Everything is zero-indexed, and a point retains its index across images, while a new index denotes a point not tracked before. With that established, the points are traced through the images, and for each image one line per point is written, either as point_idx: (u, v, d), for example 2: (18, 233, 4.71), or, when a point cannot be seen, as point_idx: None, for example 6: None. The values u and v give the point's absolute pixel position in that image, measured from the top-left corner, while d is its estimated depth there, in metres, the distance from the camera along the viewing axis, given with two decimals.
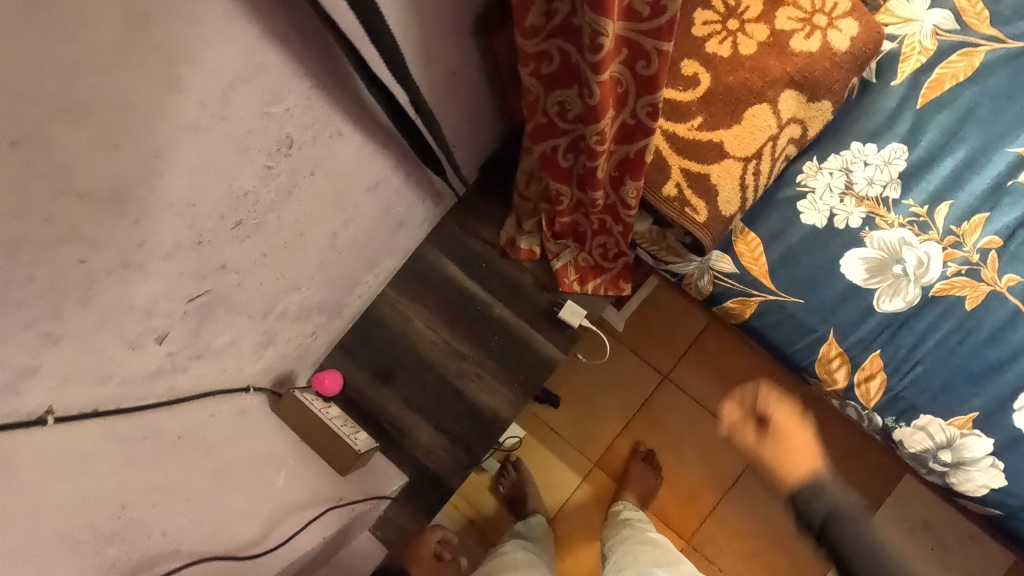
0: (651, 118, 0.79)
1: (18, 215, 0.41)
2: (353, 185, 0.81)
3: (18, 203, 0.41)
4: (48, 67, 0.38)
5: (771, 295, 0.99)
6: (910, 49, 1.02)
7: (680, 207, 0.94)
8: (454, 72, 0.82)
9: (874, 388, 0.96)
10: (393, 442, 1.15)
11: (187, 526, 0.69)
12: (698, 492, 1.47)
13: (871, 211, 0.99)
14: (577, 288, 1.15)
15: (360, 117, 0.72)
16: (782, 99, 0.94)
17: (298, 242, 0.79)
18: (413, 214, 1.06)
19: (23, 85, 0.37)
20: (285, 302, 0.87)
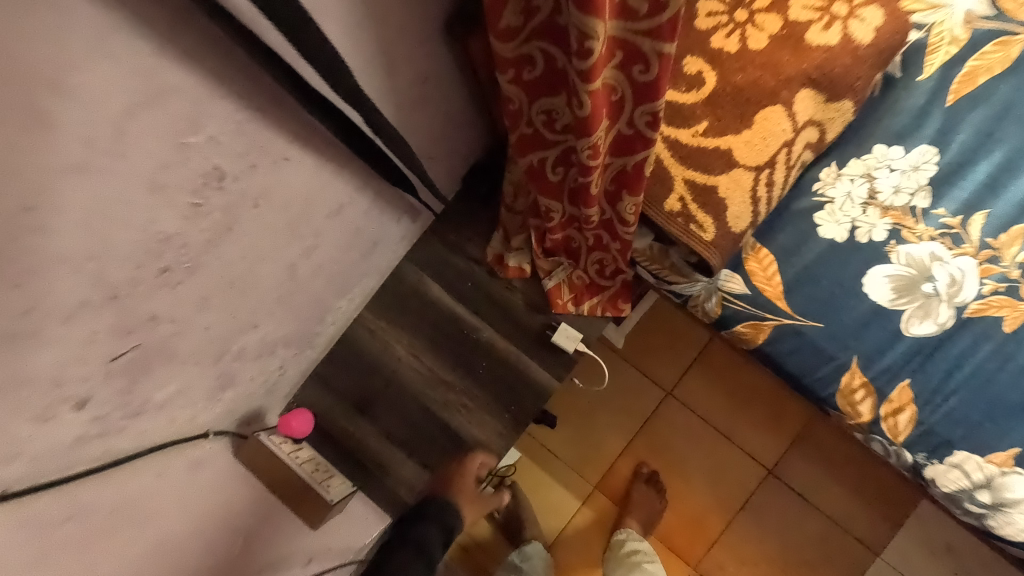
0: (651, 127, 0.69)
1: None
2: (309, 213, 0.71)
3: None
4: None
5: (787, 319, 0.89)
6: (939, 40, 0.91)
7: (685, 223, 0.84)
8: (422, 78, 0.72)
9: (903, 423, 0.86)
10: (374, 480, 1.06)
11: None
12: (705, 515, 1.38)
13: (898, 222, 0.89)
14: (572, 308, 1.05)
15: (309, 137, 0.61)
16: (797, 100, 0.83)
17: (247, 280, 0.69)
18: (388, 233, 0.96)
19: None
20: (240, 342, 0.78)
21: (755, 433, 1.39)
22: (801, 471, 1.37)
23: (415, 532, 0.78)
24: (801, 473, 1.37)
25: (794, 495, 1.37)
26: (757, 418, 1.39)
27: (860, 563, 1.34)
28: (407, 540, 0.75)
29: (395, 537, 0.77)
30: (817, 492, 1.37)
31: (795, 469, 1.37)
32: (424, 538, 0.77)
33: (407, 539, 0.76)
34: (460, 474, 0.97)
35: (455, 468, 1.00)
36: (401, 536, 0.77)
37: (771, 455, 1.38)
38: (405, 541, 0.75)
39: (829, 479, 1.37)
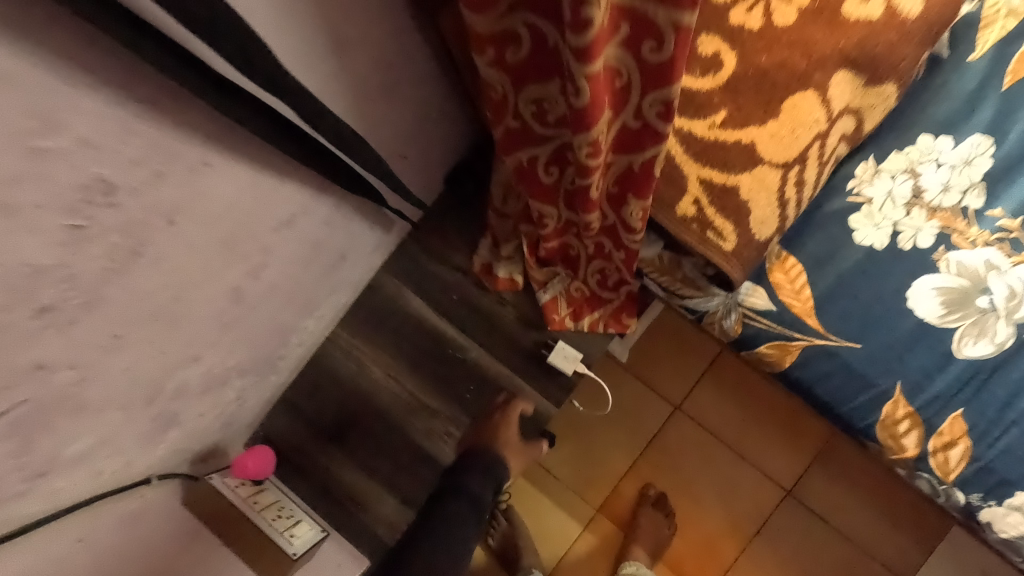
0: (663, 119, 0.57)
1: None
2: (248, 228, 0.58)
3: None
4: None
5: (819, 340, 0.77)
6: (993, 13, 0.78)
7: (701, 231, 0.72)
8: (383, 61, 0.59)
9: (955, 458, 0.74)
10: (351, 519, 0.94)
11: None
12: (718, 541, 1.27)
13: (947, 225, 0.76)
14: (570, 324, 0.93)
15: (231, 137, 0.49)
16: (832, 84, 0.71)
17: (175, 310, 0.57)
18: (359, 243, 0.84)
19: None
20: (178, 378, 0.66)
21: (772, 451, 1.27)
22: (822, 492, 1.26)
23: (468, 486, 0.84)
24: (822, 495, 1.25)
25: (815, 517, 1.25)
26: (773, 434, 1.27)
27: None
28: (463, 493, 0.83)
29: (451, 483, 0.85)
30: (840, 515, 1.25)
31: (816, 489, 1.26)
32: (476, 490, 0.85)
33: (462, 491, 0.84)
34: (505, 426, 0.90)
35: (495, 413, 0.92)
36: (455, 485, 0.84)
37: (790, 474, 1.26)
38: (461, 492, 0.83)
39: (852, 500, 1.25)
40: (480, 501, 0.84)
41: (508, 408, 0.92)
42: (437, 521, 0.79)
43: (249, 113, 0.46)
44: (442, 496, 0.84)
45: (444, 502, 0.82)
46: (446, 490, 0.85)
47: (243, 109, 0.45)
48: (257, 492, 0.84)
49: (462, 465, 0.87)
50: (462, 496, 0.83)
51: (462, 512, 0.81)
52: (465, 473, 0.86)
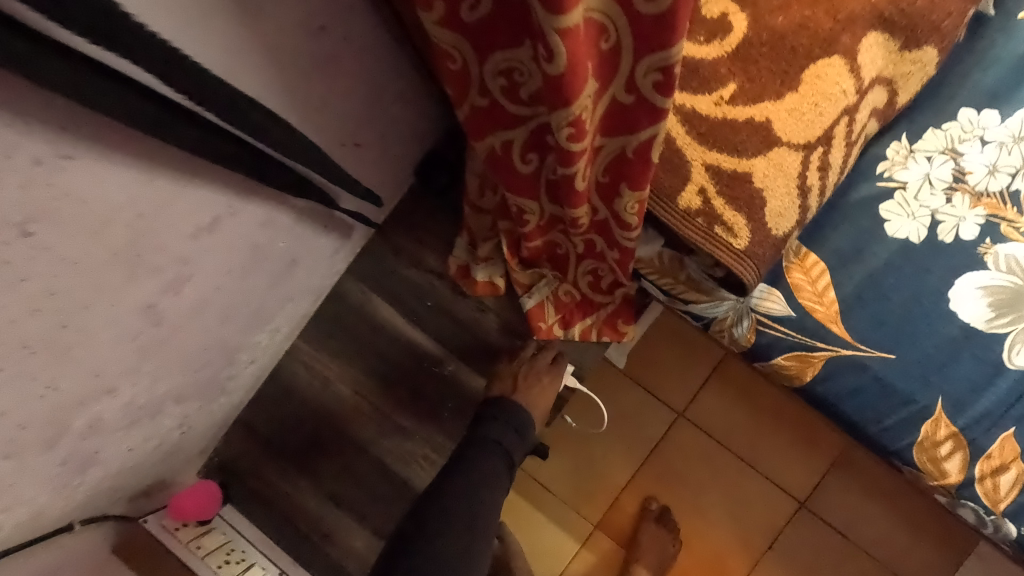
0: (661, 90, 0.45)
1: None
2: (151, 236, 0.47)
3: None
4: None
5: (845, 350, 0.66)
6: None
7: (708, 226, 0.61)
8: (316, 24, 0.48)
9: (1006, 485, 0.63)
10: (317, 554, 0.84)
11: None
12: (725, 557, 1.17)
13: (993, 214, 0.66)
14: (559, 333, 0.82)
15: (96, 126, 0.37)
16: (862, 49, 0.60)
17: (64, 339, 0.46)
18: (314, 246, 0.73)
19: None
20: (89, 414, 0.55)
21: (784, 459, 1.17)
22: (839, 503, 1.15)
23: (503, 439, 0.74)
24: (839, 506, 1.15)
25: (831, 531, 1.15)
26: (785, 441, 1.17)
27: None
28: (498, 446, 0.73)
29: (484, 431, 0.74)
30: (859, 528, 1.15)
31: (832, 500, 1.16)
32: (510, 445, 0.74)
33: (497, 446, 0.73)
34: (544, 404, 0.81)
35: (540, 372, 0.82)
36: (488, 435, 0.73)
37: (803, 484, 1.16)
38: (496, 445, 0.73)
39: (872, 511, 1.15)
40: (512, 458, 0.74)
41: (556, 377, 0.82)
42: (469, 475, 0.69)
43: (122, 95, 0.35)
44: (473, 444, 0.73)
45: (478, 453, 0.71)
46: (476, 438, 0.73)
47: (106, 90, 0.34)
48: (203, 536, 0.75)
49: (496, 412, 0.76)
50: (496, 450, 0.73)
51: (497, 469, 0.71)
52: (499, 423, 0.75)
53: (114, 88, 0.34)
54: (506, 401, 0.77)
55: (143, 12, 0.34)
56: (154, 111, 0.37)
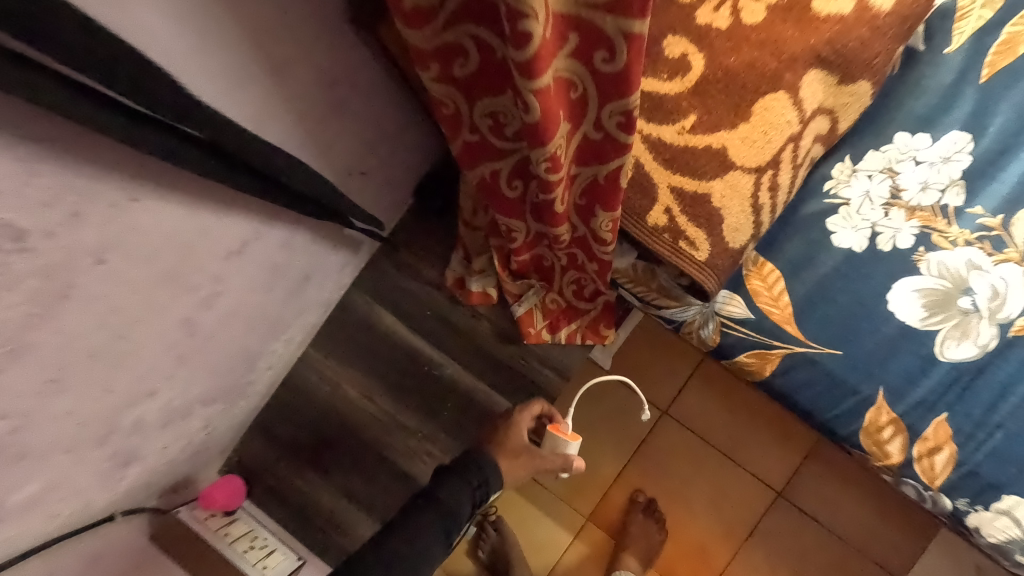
0: (624, 130, 0.54)
1: None
2: (192, 259, 0.55)
3: None
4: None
5: (799, 347, 0.75)
6: (968, 3, 0.76)
7: (672, 240, 0.69)
8: (330, 79, 0.57)
9: (940, 464, 0.72)
10: (329, 542, 0.92)
11: None
12: (709, 545, 1.25)
13: (926, 225, 0.74)
14: (547, 337, 0.90)
15: (154, 174, 0.46)
16: (805, 84, 0.69)
17: (119, 348, 0.54)
18: (323, 265, 0.81)
19: None
20: (135, 414, 0.63)
21: (761, 452, 1.25)
22: (814, 492, 1.24)
23: (452, 506, 0.72)
24: (814, 495, 1.24)
25: (807, 518, 1.24)
26: (763, 435, 1.25)
27: None
28: (445, 510, 0.71)
29: (435, 492, 0.73)
30: (832, 515, 1.23)
31: (808, 489, 1.24)
32: (458, 513, 0.73)
33: (442, 512, 0.71)
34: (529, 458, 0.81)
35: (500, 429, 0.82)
36: (437, 498, 0.72)
37: (780, 475, 1.24)
38: (442, 511, 0.71)
39: (844, 499, 1.23)
40: (453, 532, 0.72)
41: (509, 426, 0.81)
42: (408, 539, 0.68)
43: (187, 154, 0.43)
44: (420, 506, 0.72)
45: (422, 516, 0.70)
46: (426, 496, 0.73)
47: (177, 150, 0.42)
48: (230, 522, 0.83)
49: (456, 474, 0.76)
50: (441, 516, 0.71)
51: (435, 540, 0.69)
52: (454, 484, 0.74)
53: (183, 148, 0.43)
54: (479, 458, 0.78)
55: (194, 84, 0.43)
56: (210, 162, 0.46)
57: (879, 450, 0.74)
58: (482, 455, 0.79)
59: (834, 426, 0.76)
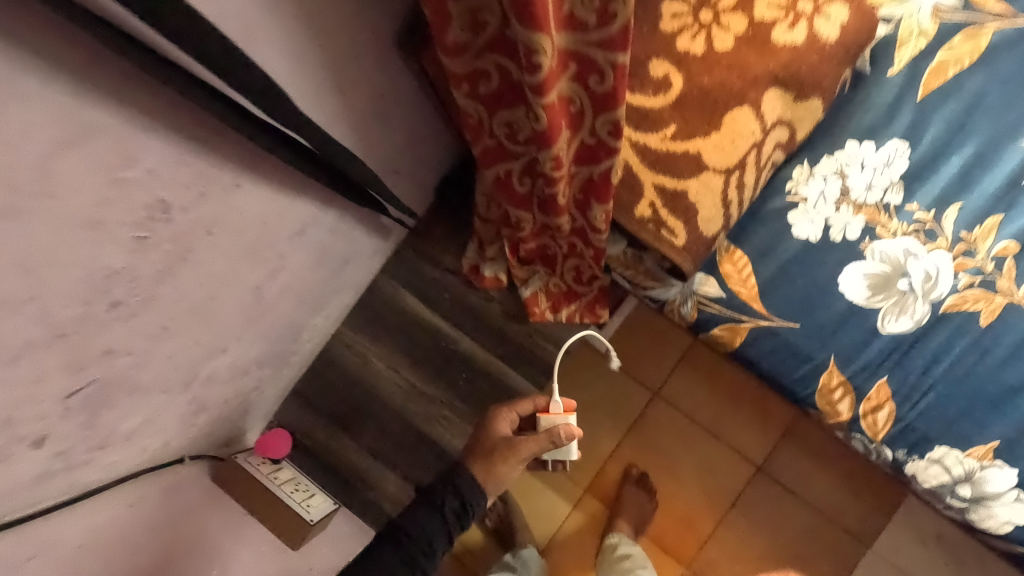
0: (613, 136, 0.68)
1: None
2: (267, 237, 0.69)
3: None
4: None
5: (763, 321, 0.89)
6: (907, 33, 0.90)
7: (655, 229, 0.83)
8: (381, 94, 0.71)
9: (882, 420, 0.86)
10: (357, 495, 1.05)
11: None
12: (696, 515, 1.38)
13: (872, 219, 0.88)
14: (550, 316, 1.03)
15: (254, 167, 0.60)
16: (765, 100, 0.83)
17: (209, 307, 0.68)
18: (359, 249, 0.95)
19: None
20: (209, 367, 0.77)
21: (743, 430, 1.38)
22: (790, 466, 1.37)
23: (421, 541, 0.76)
24: (790, 469, 1.37)
25: (784, 490, 1.36)
26: (744, 415, 1.38)
27: (851, 558, 1.34)
28: (413, 547, 0.75)
29: (406, 525, 0.77)
30: (807, 487, 1.36)
31: (785, 464, 1.37)
32: (428, 549, 0.76)
33: (411, 550, 0.75)
34: (503, 459, 0.80)
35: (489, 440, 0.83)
36: (407, 532, 0.76)
37: (760, 451, 1.37)
38: (410, 547, 0.75)
39: (818, 473, 1.36)
40: (423, 567, 0.75)
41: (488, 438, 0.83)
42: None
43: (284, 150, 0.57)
44: (392, 539, 0.76)
45: (391, 553, 0.75)
46: (400, 527, 0.77)
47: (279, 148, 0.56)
48: (276, 467, 0.96)
49: (431, 502, 0.79)
50: (409, 553, 0.75)
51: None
52: (426, 516, 0.77)
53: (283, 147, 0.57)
54: (458, 478, 0.80)
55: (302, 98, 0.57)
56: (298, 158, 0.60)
57: (830, 407, 0.88)
58: (461, 473, 0.80)
59: (794, 388, 0.90)
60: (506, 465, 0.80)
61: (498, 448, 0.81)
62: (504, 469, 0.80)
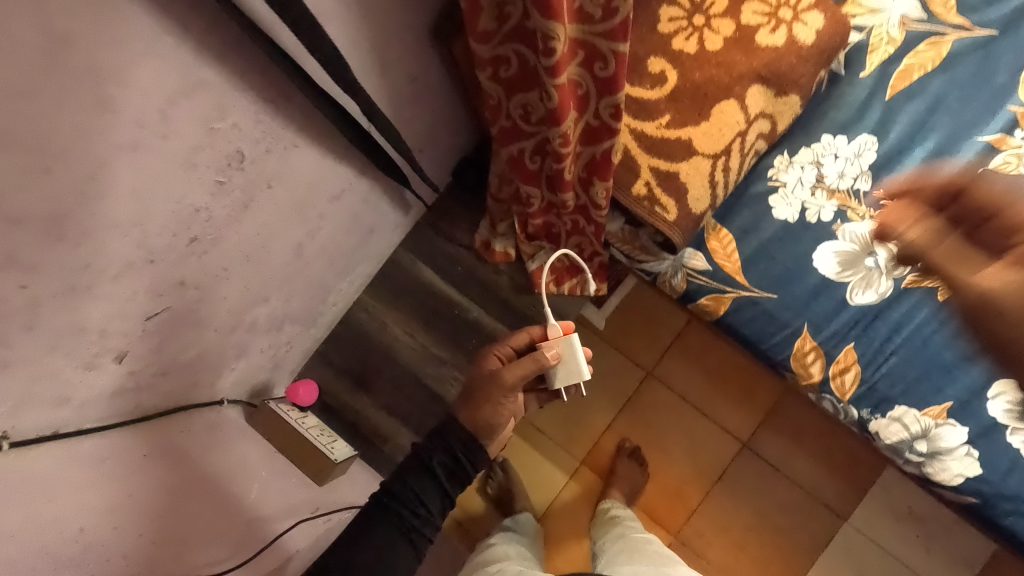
0: (614, 118, 0.79)
1: None
2: (312, 196, 0.80)
3: None
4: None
5: (745, 291, 1.00)
6: (878, 40, 1.02)
7: (650, 206, 0.93)
8: (412, 77, 0.82)
9: (849, 381, 0.97)
10: (373, 448, 1.15)
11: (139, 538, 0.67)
12: (684, 487, 1.47)
13: (843, 204, 0.99)
14: (553, 288, 1.13)
15: (307, 132, 0.71)
16: (748, 95, 0.94)
17: (260, 255, 0.78)
18: (384, 220, 1.06)
19: None
20: (253, 313, 0.87)
21: (730, 409, 1.47)
22: (773, 444, 1.46)
23: (413, 503, 0.71)
24: (773, 446, 1.46)
25: (767, 466, 1.46)
26: (731, 395, 1.48)
27: (828, 529, 1.43)
28: (404, 511, 0.70)
29: (395, 488, 0.71)
30: (788, 463, 1.45)
31: (768, 442, 1.46)
32: (421, 510, 0.71)
33: (402, 514, 0.70)
34: (487, 398, 0.73)
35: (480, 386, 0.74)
36: (396, 496, 0.71)
37: (745, 428, 1.47)
38: (402, 512, 0.70)
39: (799, 450, 1.45)
40: (420, 530, 0.71)
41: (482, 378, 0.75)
42: (368, 543, 0.69)
43: (338, 117, 0.68)
44: (382, 505, 0.71)
45: (381, 519, 0.70)
46: (388, 492, 0.71)
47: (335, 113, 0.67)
48: (303, 415, 1.05)
49: (420, 464, 0.72)
50: (402, 517, 0.70)
51: (397, 544, 0.70)
52: (416, 477, 0.71)
53: (337, 114, 0.68)
54: (448, 434, 0.72)
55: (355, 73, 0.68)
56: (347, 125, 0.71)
57: (801, 369, 1.00)
58: (451, 427, 0.73)
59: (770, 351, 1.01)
60: (492, 408, 0.73)
61: (482, 388, 0.74)
62: (490, 411, 0.73)
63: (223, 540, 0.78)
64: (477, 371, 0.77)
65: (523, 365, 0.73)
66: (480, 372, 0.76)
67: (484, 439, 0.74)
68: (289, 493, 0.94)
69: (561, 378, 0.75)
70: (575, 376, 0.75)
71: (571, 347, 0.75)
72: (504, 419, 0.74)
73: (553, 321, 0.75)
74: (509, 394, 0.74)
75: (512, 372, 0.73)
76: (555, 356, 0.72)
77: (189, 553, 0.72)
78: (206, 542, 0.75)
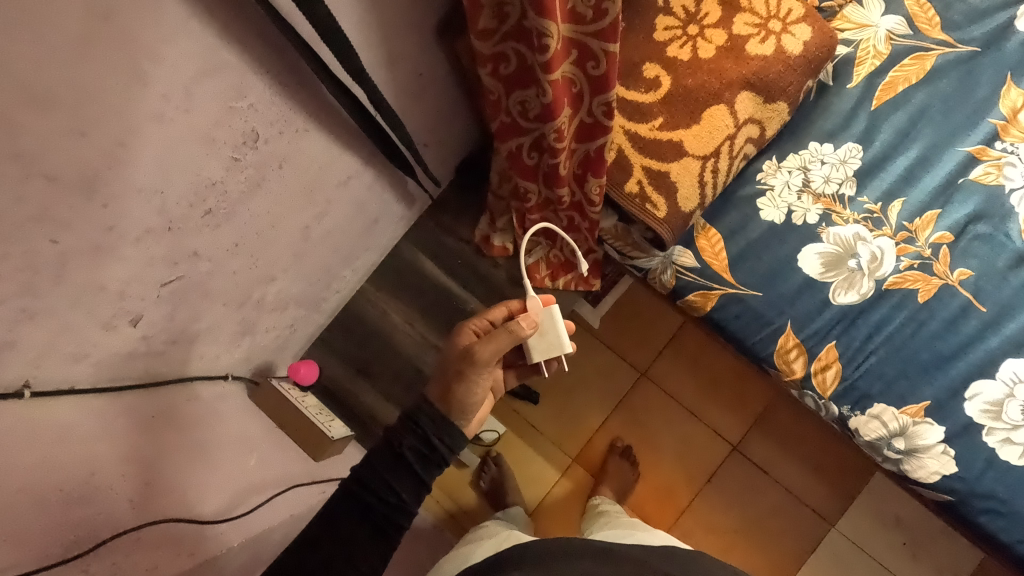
0: (607, 116, 0.83)
1: (19, 199, 0.48)
2: (321, 181, 0.85)
3: (18, 191, 0.48)
4: (6, 57, 0.42)
5: (732, 288, 1.05)
6: (865, 53, 1.06)
7: (641, 204, 0.98)
8: (418, 72, 0.88)
9: (830, 378, 1.01)
10: (370, 432, 1.19)
11: (141, 488, 0.72)
12: (673, 488, 1.49)
13: (828, 208, 1.03)
14: (549, 283, 1.17)
15: (316, 119, 0.77)
16: (737, 101, 0.97)
17: (270, 233, 0.83)
18: (388, 211, 1.11)
19: (14, 82, 0.43)
20: (261, 292, 0.91)
21: (721, 412, 1.50)
22: (762, 447, 1.48)
23: (384, 492, 0.69)
24: (762, 450, 1.48)
25: (755, 469, 1.48)
26: (722, 398, 1.50)
27: (816, 534, 1.44)
28: (374, 500, 0.69)
29: (365, 477, 0.70)
30: (777, 467, 1.47)
31: (757, 445, 1.48)
32: (393, 499, 0.69)
33: (372, 504, 0.69)
34: (460, 377, 0.72)
35: (450, 368, 0.73)
36: (367, 484, 0.70)
37: (735, 431, 1.49)
38: (372, 500, 0.69)
39: (788, 454, 1.48)
40: (391, 519, 0.69)
41: (450, 357, 0.75)
42: (336, 531, 0.69)
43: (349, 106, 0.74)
44: (351, 493, 0.70)
45: (351, 507, 0.70)
46: (358, 480, 0.70)
47: (348, 102, 0.73)
48: (303, 394, 1.09)
49: (390, 449, 0.70)
50: (370, 506, 0.69)
51: (368, 533, 0.69)
52: (386, 464, 0.70)
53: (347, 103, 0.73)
54: (420, 417, 0.71)
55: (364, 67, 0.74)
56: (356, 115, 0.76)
57: (783, 365, 1.04)
58: (423, 410, 0.72)
59: (754, 348, 1.05)
60: (465, 387, 0.72)
61: (454, 367, 0.73)
62: (462, 390, 0.72)
63: (215, 498, 0.83)
64: (450, 348, 0.76)
65: (496, 342, 0.73)
66: (454, 349, 0.75)
67: (457, 417, 0.74)
68: (285, 466, 0.99)
69: (541, 350, 0.81)
70: (555, 348, 0.81)
71: (550, 318, 0.80)
72: (476, 398, 0.74)
73: (533, 294, 0.80)
74: (483, 370, 0.73)
75: (485, 348, 0.72)
76: (531, 325, 0.74)
77: (183, 509, 0.77)
78: (201, 499, 0.80)
